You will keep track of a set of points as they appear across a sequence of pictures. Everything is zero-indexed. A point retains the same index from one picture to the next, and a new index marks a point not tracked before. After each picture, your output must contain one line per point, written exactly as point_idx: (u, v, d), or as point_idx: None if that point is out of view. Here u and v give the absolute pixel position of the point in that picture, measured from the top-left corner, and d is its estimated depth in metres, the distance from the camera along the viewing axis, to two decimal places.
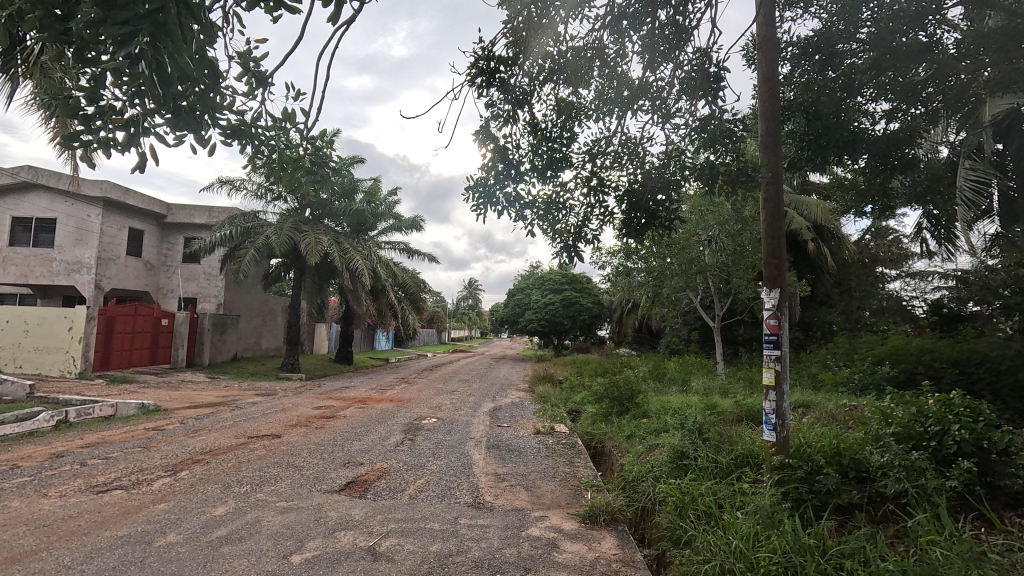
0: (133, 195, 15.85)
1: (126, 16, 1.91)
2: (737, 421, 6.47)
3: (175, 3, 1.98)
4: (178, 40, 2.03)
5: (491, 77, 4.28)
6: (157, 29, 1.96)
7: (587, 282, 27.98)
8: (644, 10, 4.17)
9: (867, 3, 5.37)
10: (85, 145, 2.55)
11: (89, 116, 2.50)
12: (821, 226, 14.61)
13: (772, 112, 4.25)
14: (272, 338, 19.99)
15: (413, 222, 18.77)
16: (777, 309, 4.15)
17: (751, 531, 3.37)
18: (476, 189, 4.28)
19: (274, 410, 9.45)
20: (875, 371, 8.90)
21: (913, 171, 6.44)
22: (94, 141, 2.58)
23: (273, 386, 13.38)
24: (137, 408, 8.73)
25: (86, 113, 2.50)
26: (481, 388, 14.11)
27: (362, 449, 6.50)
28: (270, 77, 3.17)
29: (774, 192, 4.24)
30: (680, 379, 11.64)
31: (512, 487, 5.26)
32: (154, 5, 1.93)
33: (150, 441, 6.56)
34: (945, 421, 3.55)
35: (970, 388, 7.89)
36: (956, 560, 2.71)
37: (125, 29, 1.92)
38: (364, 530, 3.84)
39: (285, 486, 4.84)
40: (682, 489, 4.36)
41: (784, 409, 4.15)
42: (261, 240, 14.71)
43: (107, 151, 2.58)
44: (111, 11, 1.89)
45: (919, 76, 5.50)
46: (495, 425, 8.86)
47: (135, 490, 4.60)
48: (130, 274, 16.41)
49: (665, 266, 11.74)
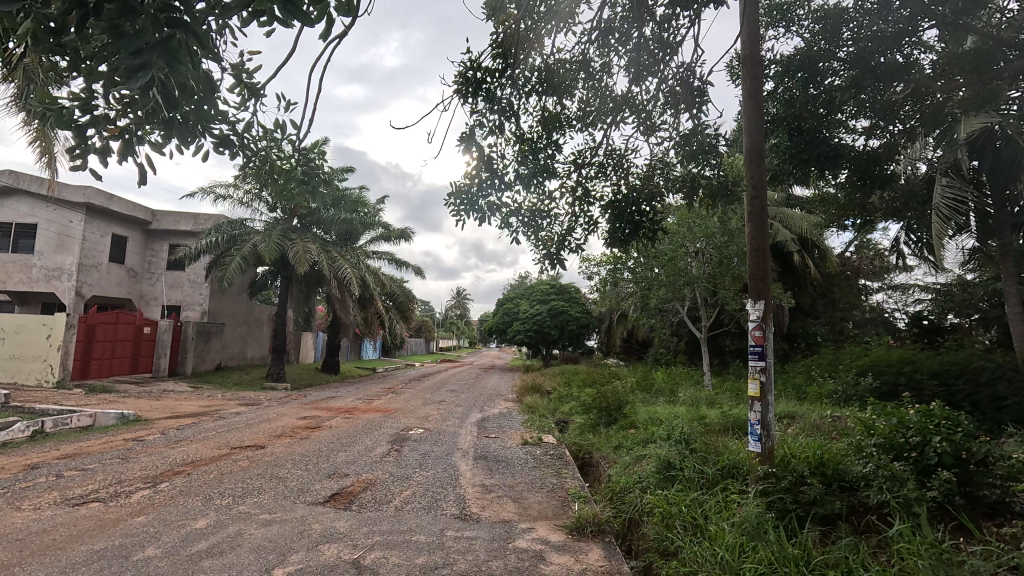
0: (117, 201, 15.64)
1: (137, 46, 1.86)
2: (723, 432, 6.52)
3: (185, 31, 1.92)
4: (182, 67, 1.98)
5: (477, 86, 4.32)
6: (168, 59, 1.91)
7: (576, 291, 28.07)
8: (630, 25, 4.25)
9: (847, 23, 5.52)
10: (77, 153, 2.52)
11: (82, 126, 2.48)
12: (806, 239, 14.85)
13: (757, 127, 4.32)
14: (257, 347, 19.73)
15: (402, 231, 18.74)
16: (762, 322, 4.21)
17: (737, 542, 3.39)
18: (459, 196, 4.31)
19: (258, 420, 9.31)
20: (858, 382, 9.05)
21: (891, 187, 6.63)
22: (87, 149, 2.55)
23: (258, 396, 13.21)
24: (116, 418, 8.55)
25: (78, 123, 2.47)
26: (469, 399, 14.02)
27: (348, 460, 6.43)
28: (264, 89, 3.17)
29: (757, 205, 4.31)
30: (667, 389, 11.71)
31: (499, 498, 5.23)
32: (163, 35, 1.88)
33: (129, 452, 6.42)
34: (926, 432, 3.61)
35: (949, 399, 8.03)
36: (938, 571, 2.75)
37: (136, 60, 1.87)
38: (348, 544, 3.78)
39: (268, 498, 4.76)
40: (668, 500, 4.37)
41: (769, 420, 4.19)
42: (247, 248, 14.57)
43: (100, 160, 2.56)
44: (123, 41, 1.83)
45: (897, 94, 5.68)
46: (482, 436, 8.80)
47: (113, 503, 4.49)
48: (112, 281, 16.13)
49: (653, 277, 11.83)
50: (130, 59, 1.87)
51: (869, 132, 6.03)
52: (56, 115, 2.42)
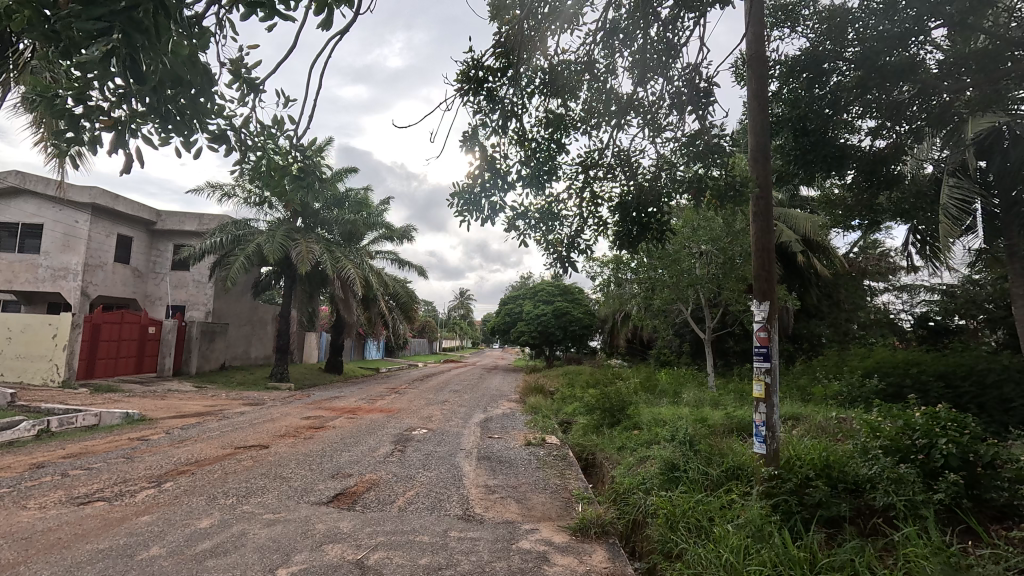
0: (123, 201, 15.72)
1: (103, 13, 1.88)
2: (727, 433, 6.50)
3: (153, 2, 1.94)
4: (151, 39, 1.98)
5: (480, 86, 4.31)
6: (131, 26, 1.92)
7: (579, 292, 28.04)
8: (634, 26, 4.24)
9: (852, 24, 5.49)
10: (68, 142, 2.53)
11: (76, 116, 2.48)
12: (810, 240, 14.78)
13: (763, 127, 4.30)
14: (261, 347, 19.78)
15: (406, 232, 18.76)
16: (766, 322, 4.19)
17: (740, 544, 3.37)
18: (463, 197, 4.30)
19: (263, 420, 9.34)
20: (864, 383, 9.00)
21: (898, 187, 6.61)
22: (81, 140, 2.56)
23: (262, 396, 13.25)
24: (122, 417, 8.59)
25: (73, 113, 2.48)
26: (472, 399, 14.04)
27: (352, 460, 6.44)
28: (263, 84, 3.17)
29: (764, 205, 4.29)
30: (671, 390, 11.69)
31: (503, 499, 5.23)
32: (130, 2, 1.89)
33: (133, 451, 6.44)
34: (932, 435, 3.58)
35: (956, 401, 7.98)
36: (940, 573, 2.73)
37: (99, 24, 1.90)
38: (352, 544, 3.78)
39: (272, 498, 4.77)
40: (672, 501, 4.35)
41: (775, 422, 4.17)
42: (251, 248, 14.62)
43: (91, 149, 2.57)
44: (88, 7, 1.84)
45: (904, 94, 5.66)
46: (487, 436, 8.81)
47: (118, 502, 4.50)
48: (117, 281, 16.20)
49: (657, 278, 11.78)
50: (93, 26, 1.88)
51: (875, 132, 6.00)
52: (49, 104, 2.42)
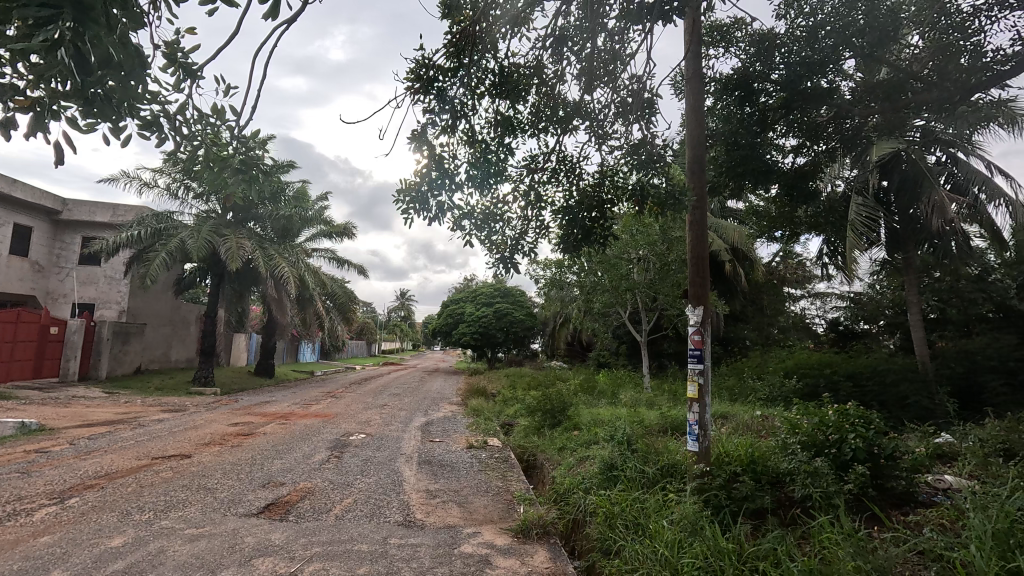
0: (22, 187, 14.17)
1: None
2: (662, 432, 6.78)
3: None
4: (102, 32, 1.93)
5: (430, 85, 4.25)
6: (82, 14, 1.83)
7: (521, 294, 28.26)
8: (583, 35, 4.34)
9: (779, 49, 5.89)
10: None
11: None
12: (737, 248, 15.72)
13: (702, 141, 4.52)
14: (183, 349, 18.29)
15: (345, 229, 18.13)
16: (701, 326, 4.41)
17: (675, 538, 3.52)
18: (409, 193, 4.22)
19: (184, 427, 8.69)
20: (785, 383, 9.66)
21: (813, 203, 7.21)
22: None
23: (183, 402, 12.35)
24: (16, 428, 7.71)
25: None
26: (412, 402, 13.78)
27: (283, 469, 6.11)
28: (201, 71, 2.96)
29: (699, 215, 4.54)
30: (609, 391, 12.05)
31: (444, 503, 5.16)
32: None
33: (31, 465, 5.80)
34: (843, 430, 3.91)
35: (861, 398, 8.77)
36: (842, 552, 2.98)
37: (44, 11, 1.79)
38: (285, 556, 3.60)
39: (195, 511, 4.45)
40: (611, 500, 4.49)
41: (707, 420, 4.40)
42: (174, 243, 13.61)
43: (1, 131, 2.29)
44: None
45: (822, 116, 6.15)
46: (426, 440, 8.67)
47: (11, 523, 4.03)
48: (13, 276, 14.55)
49: (597, 282, 12.12)
50: (35, 10, 1.76)
51: (797, 150, 6.46)
52: None
